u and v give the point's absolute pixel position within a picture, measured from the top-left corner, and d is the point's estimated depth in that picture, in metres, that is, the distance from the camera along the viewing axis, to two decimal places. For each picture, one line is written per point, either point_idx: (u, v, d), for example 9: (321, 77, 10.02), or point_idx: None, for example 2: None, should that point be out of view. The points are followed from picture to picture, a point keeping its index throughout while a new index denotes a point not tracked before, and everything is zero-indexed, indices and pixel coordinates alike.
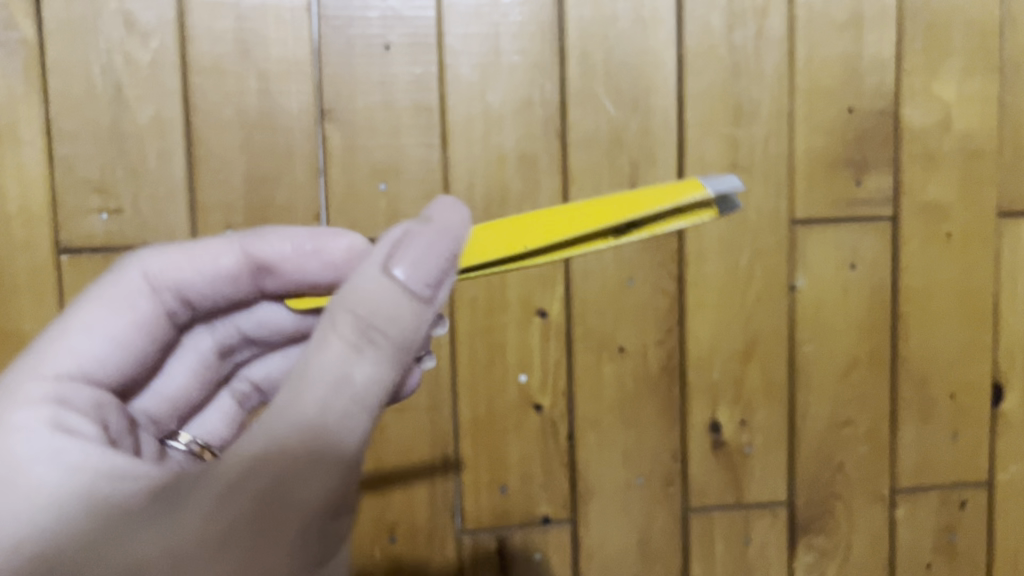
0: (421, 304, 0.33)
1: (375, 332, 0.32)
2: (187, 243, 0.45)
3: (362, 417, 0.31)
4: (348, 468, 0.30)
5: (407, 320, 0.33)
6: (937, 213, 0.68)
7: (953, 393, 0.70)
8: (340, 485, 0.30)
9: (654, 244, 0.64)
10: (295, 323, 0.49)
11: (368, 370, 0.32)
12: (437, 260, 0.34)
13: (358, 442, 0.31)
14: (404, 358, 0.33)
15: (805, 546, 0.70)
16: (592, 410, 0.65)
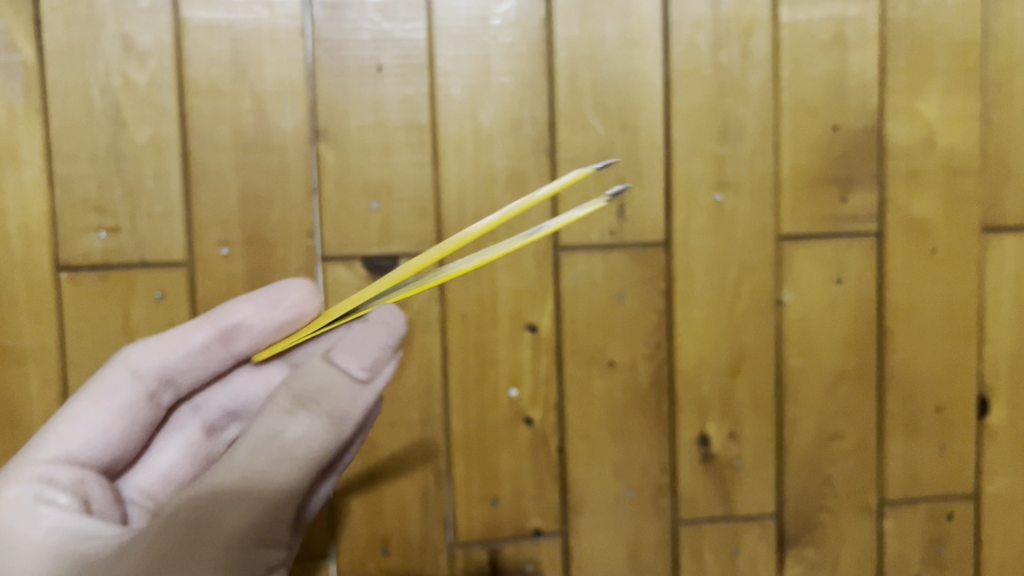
0: (357, 387, 0.43)
1: (313, 407, 0.42)
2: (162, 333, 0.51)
3: (293, 473, 0.41)
4: (275, 508, 0.40)
5: (343, 397, 0.43)
6: (922, 229, 0.69)
7: (939, 407, 0.71)
8: (271, 520, 0.40)
9: (642, 260, 0.66)
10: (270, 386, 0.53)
11: (297, 437, 0.41)
12: (372, 352, 0.44)
13: (285, 492, 0.40)
14: (337, 435, 0.42)
15: (794, 558, 0.70)
16: (582, 423, 0.66)
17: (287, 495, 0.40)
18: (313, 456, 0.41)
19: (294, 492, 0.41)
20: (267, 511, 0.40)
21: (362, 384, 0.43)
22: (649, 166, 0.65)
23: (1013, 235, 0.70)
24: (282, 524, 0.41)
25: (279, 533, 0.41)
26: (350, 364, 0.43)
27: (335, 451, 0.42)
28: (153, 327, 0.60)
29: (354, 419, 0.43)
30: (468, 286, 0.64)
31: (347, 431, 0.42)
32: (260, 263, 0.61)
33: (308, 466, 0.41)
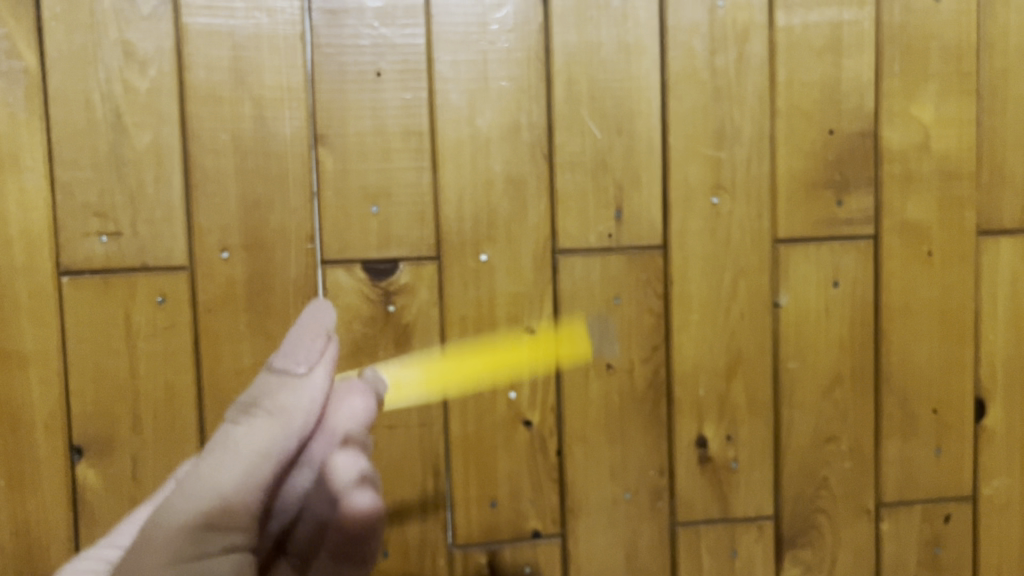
0: (294, 381, 0.45)
1: (255, 408, 0.44)
2: None
3: (239, 468, 0.41)
4: (223, 497, 0.41)
5: (285, 398, 0.45)
6: (917, 232, 0.70)
7: (936, 409, 0.71)
8: (221, 509, 0.40)
9: (639, 263, 0.66)
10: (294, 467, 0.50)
11: (245, 431, 0.43)
12: (308, 352, 0.47)
13: (234, 483, 0.41)
14: (281, 428, 0.43)
15: (791, 560, 0.71)
16: (580, 425, 0.67)
17: (236, 484, 0.41)
18: (264, 448, 0.43)
19: (247, 479, 0.42)
20: (213, 500, 0.40)
21: (298, 377, 0.46)
22: (645, 170, 0.66)
23: (1008, 238, 0.71)
24: (238, 513, 0.41)
25: (235, 518, 0.41)
26: (286, 369, 0.46)
27: (285, 441, 0.43)
28: (154, 331, 0.61)
29: (298, 416, 0.44)
30: (466, 289, 0.64)
31: (296, 425, 0.44)
32: (261, 268, 0.61)
33: (258, 456, 0.42)
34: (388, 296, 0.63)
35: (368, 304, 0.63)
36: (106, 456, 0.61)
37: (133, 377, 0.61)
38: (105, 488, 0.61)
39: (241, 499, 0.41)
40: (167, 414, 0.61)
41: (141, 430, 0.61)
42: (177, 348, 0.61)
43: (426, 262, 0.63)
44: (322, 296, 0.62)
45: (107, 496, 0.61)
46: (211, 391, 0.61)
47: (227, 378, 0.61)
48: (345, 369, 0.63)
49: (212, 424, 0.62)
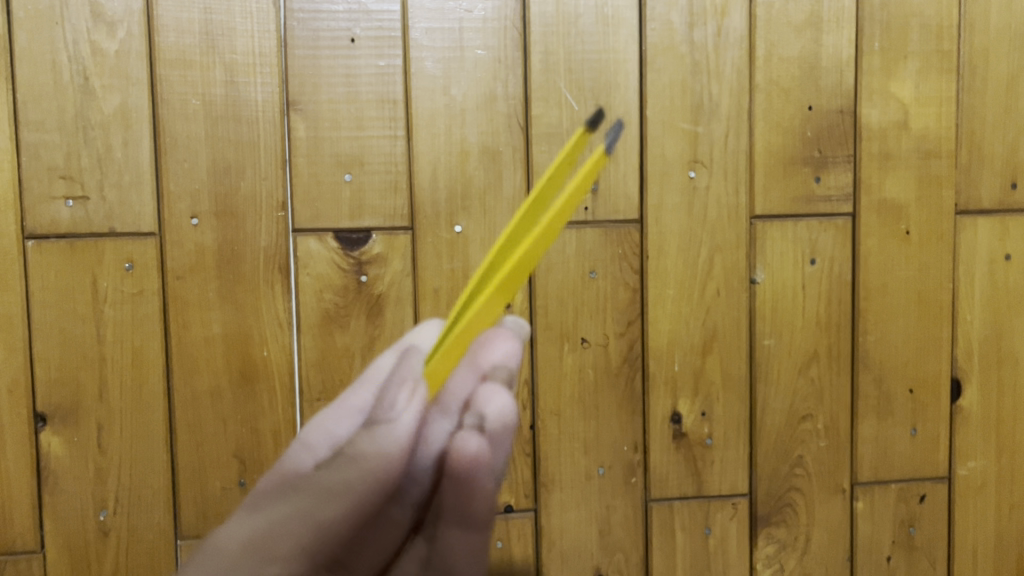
0: (381, 425, 0.35)
1: (339, 454, 0.35)
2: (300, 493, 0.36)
3: (306, 497, 0.35)
4: (272, 522, 0.36)
5: (365, 439, 0.35)
6: (894, 211, 0.69)
7: (911, 388, 0.71)
8: (266, 533, 0.36)
9: (615, 237, 0.66)
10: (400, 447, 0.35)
11: (318, 475, 0.36)
12: (404, 388, 0.35)
13: (287, 511, 0.35)
14: (359, 473, 0.34)
15: (765, 537, 0.70)
16: (554, 400, 0.66)
17: (289, 512, 0.35)
18: (340, 484, 0.35)
19: (303, 514, 0.35)
20: (262, 525, 0.36)
21: (389, 420, 0.35)
22: (622, 144, 0.65)
23: (986, 218, 0.71)
24: (280, 536, 0.35)
25: (275, 546, 0.35)
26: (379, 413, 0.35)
27: (360, 477, 0.34)
28: (121, 298, 0.60)
29: (374, 451, 0.34)
30: (440, 260, 0.63)
31: (384, 450, 0.34)
32: (231, 235, 0.61)
33: (325, 490, 0.35)
34: (361, 265, 0.62)
35: (340, 274, 0.62)
36: (72, 423, 0.60)
37: (99, 344, 0.60)
38: (71, 456, 0.60)
39: (288, 527, 0.35)
40: (134, 381, 0.60)
41: (108, 398, 0.60)
42: (145, 315, 0.60)
43: (399, 233, 0.62)
44: (292, 265, 0.62)
45: (73, 465, 0.60)
46: (179, 359, 0.61)
47: (197, 347, 0.61)
48: (316, 340, 0.62)
49: (180, 393, 0.61)
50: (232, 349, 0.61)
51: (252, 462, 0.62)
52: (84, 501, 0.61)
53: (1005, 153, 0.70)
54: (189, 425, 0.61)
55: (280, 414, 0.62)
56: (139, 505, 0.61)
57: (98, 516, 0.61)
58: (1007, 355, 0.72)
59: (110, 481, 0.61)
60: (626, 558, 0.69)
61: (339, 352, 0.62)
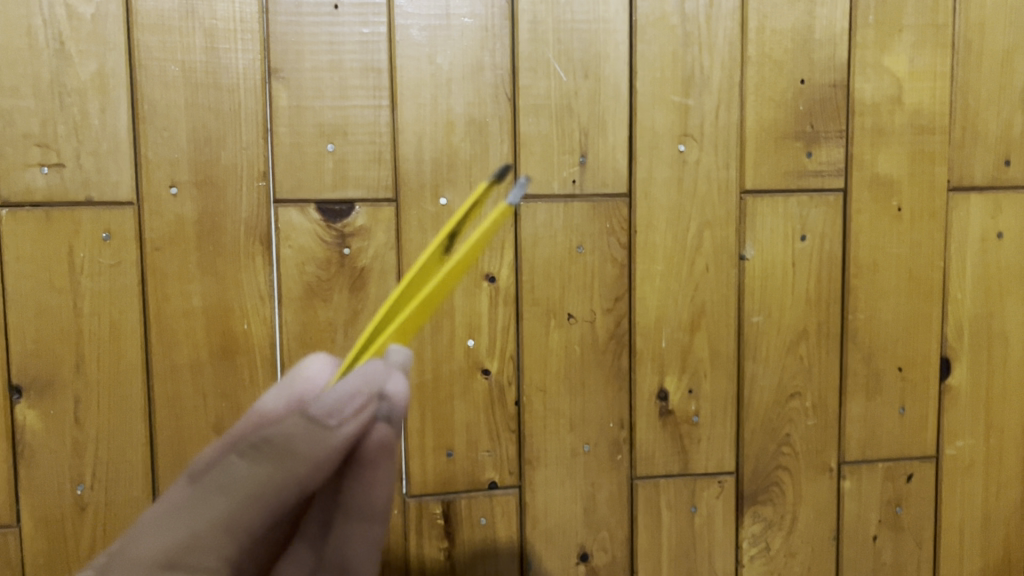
0: (319, 430, 0.39)
1: (267, 449, 0.40)
2: (226, 505, 0.40)
3: (234, 500, 0.40)
4: (194, 532, 0.39)
5: (302, 434, 0.39)
6: (886, 187, 0.68)
7: (900, 367, 0.71)
8: (187, 543, 0.39)
9: (603, 211, 0.65)
10: (327, 453, 0.39)
11: (246, 470, 0.40)
12: (355, 398, 0.39)
13: (217, 515, 0.40)
14: (285, 477, 0.39)
15: (751, 515, 0.70)
16: (540, 375, 0.65)
17: (209, 522, 0.40)
18: (262, 492, 0.40)
19: (232, 518, 0.40)
20: (182, 536, 0.39)
21: (329, 428, 0.39)
22: (612, 116, 0.64)
23: (979, 195, 0.70)
24: (212, 539, 0.39)
25: (207, 549, 0.39)
26: (319, 416, 0.39)
27: (292, 481, 0.39)
28: (98, 268, 0.59)
29: (309, 454, 0.39)
30: (425, 233, 0.62)
31: (318, 457, 0.39)
32: (211, 206, 0.59)
33: (254, 496, 0.40)
34: (343, 238, 0.61)
35: (323, 246, 0.61)
36: (48, 396, 0.59)
37: (76, 316, 0.59)
38: (47, 429, 0.59)
39: (209, 539, 0.39)
40: (112, 353, 0.59)
41: (86, 370, 0.59)
42: (123, 286, 0.59)
43: (383, 205, 0.61)
44: (274, 237, 0.60)
45: (48, 438, 0.60)
46: (158, 332, 0.60)
47: (176, 319, 0.60)
48: (298, 313, 0.61)
49: (159, 366, 0.60)
50: (213, 322, 0.60)
51: None
52: (59, 475, 0.60)
53: (1000, 130, 0.70)
54: (168, 398, 0.60)
55: (261, 388, 0.61)
56: (117, 480, 0.60)
57: (75, 490, 0.60)
58: (998, 334, 0.72)
59: (87, 455, 0.60)
60: (611, 536, 0.68)
61: (322, 326, 0.62)
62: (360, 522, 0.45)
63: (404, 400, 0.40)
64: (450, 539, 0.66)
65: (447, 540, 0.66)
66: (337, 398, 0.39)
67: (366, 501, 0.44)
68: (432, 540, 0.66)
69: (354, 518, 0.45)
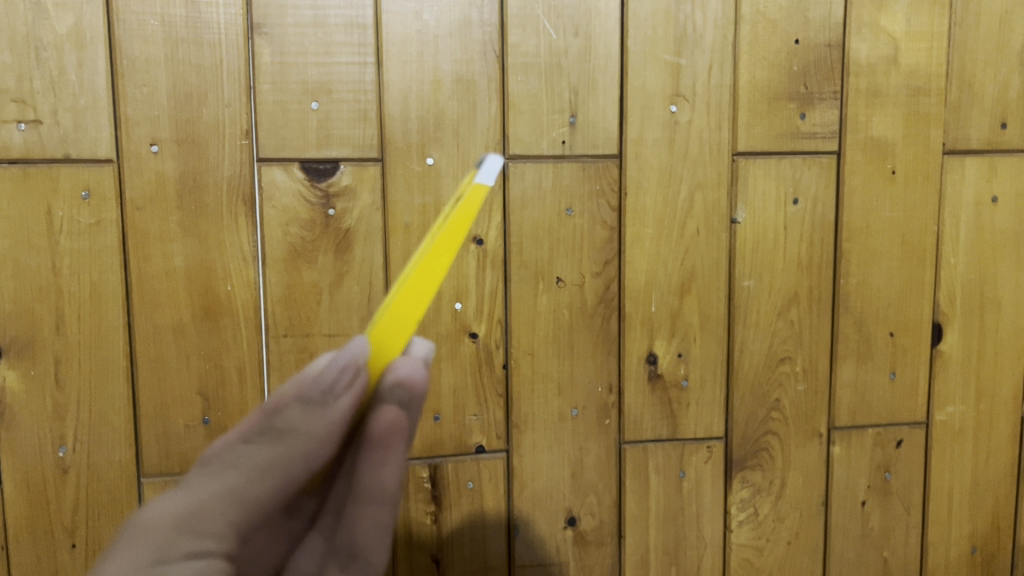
0: (317, 409, 0.37)
1: (269, 428, 0.38)
2: (238, 481, 0.37)
3: (238, 477, 0.37)
4: (204, 501, 0.37)
5: (302, 414, 0.37)
6: (880, 150, 0.67)
7: (892, 332, 0.70)
8: (198, 511, 0.37)
9: (593, 173, 0.64)
10: (328, 430, 0.37)
11: (251, 448, 0.38)
12: (341, 369, 0.37)
13: (218, 493, 0.37)
14: (294, 452, 0.37)
15: (740, 481, 0.70)
16: (527, 339, 0.65)
17: (221, 492, 0.37)
18: (274, 468, 0.37)
19: (236, 497, 0.37)
20: (193, 503, 0.37)
21: (326, 403, 0.37)
22: (602, 76, 0.63)
23: (974, 158, 0.69)
24: (212, 520, 0.36)
25: (208, 527, 0.36)
26: (315, 395, 0.37)
27: (298, 456, 0.37)
28: (78, 227, 0.58)
29: (312, 430, 0.37)
30: (411, 193, 0.61)
31: (320, 434, 0.37)
32: (192, 164, 0.58)
33: (258, 472, 0.37)
34: (328, 198, 0.60)
35: (307, 207, 0.60)
36: (28, 357, 0.58)
37: (55, 276, 0.58)
38: (27, 391, 0.59)
39: (221, 509, 0.37)
40: (93, 314, 0.59)
41: (66, 331, 0.59)
42: (104, 246, 0.58)
43: (368, 164, 0.60)
44: (256, 196, 0.59)
45: (29, 400, 0.59)
46: (139, 293, 0.59)
47: (158, 280, 0.59)
48: (282, 275, 0.60)
49: (141, 327, 0.59)
50: (196, 283, 0.59)
51: (216, 399, 0.61)
52: (41, 437, 0.59)
53: (996, 92, 0.68)
54: (151, 359, 0.60)
55: (245, 350, 0.61)
56: (99, 442, 0.60)
57: (57, 453, 0.60)
58: (990, 300, 0.71)
59: (69, 418, 0.59)
60: (599, 501, 0.68)
61: (306, 288, 0.61)
62: (371, 508, 0.41)
63: (418, 383, 0.39)
64: (437, 503, 0.66)
65: (434, 504, 0.66)
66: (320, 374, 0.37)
67: (376, 484, 0.40)
68: (419, 504, 0.66)
69: (363, 501, 0.41)
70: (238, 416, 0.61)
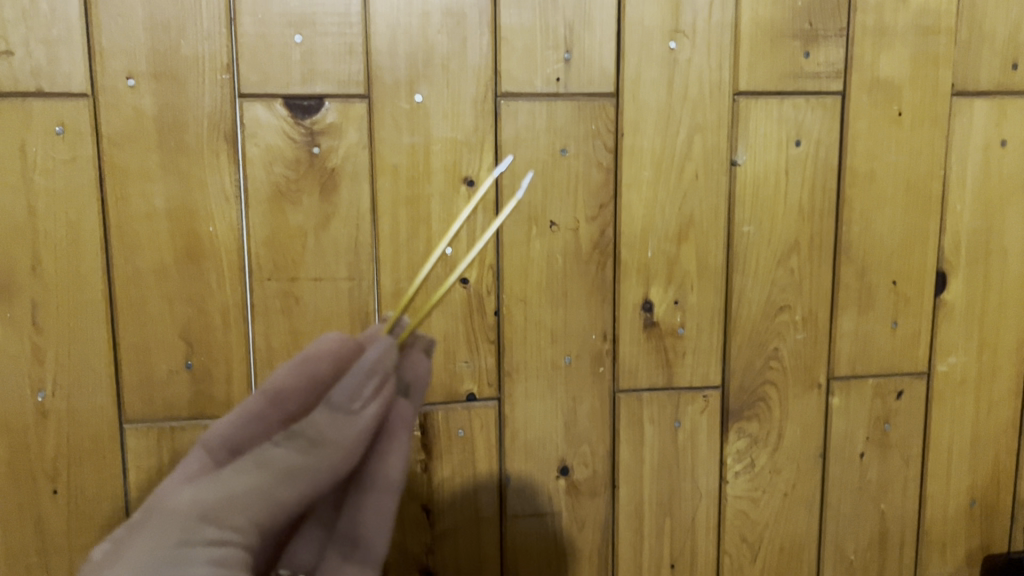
0: (346, 415, 0.42)
1: (298, 434, 0.42)
2: (263, 484, 0.41)
3: (265, 476, 0.41)
4: (231, 494, 0.40)
5: (330, 421, 0.42)
6: (886, 91, 0.65)
7: (894, 281, 0.68)
8: (225, 503, 0.40)
9: (589, 112, 0.61)
10: (352, 439, 0.42)
11: (279, 451, 0.42)
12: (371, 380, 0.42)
13: (245, 490, 0.40)
14: (322, 459, 0.41)
15: (736, 432, 0.68)
16: (520, 285, 0.63)
17: (247, 488, 0.40)
18: (301, 473, 0.41)
19: (262, 494, 0.41)
20: (220, 495, 0.40)
21: (354, 412, 0.42)
22: (599, 10, 0.60)
23: (983, 101, 0.67)
24: (237, 512, 0.40)
25: (233, 518, 0.40)
26: (345, 402, 0.42)
27: (323, 463, 0.41)
28: (53, 164, 0.56)
29: (339, 438, 0.42)
30: (400, 133, 0.59)
31: (345, 442, 0.42)
32: (171, 100, 0.56)
33: (285, 474, 0.41)
34: (313, 136, 0.58)
35: (291, 145, 0.58)
36: (4, 298, 0.57)
37: (30, 215, 0.56)
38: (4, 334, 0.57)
39: (246, 503, 0.40)
40: (70, 255, 0.57)
41: (43, 273, 0.57)
42: (80, 185, 0.56)
43: (354, 101, 0.58)
44: (238, 134, 0.57)
45: (7, 342, 0.57)
46: (118, 234, 0.57)
47: (137, 219, 0.57)
48: (266, 216, 0.58)
49: (120, 269, 0.57)
50: (177, 224, 0.58)
51: (200, 344, 0.59)
52: (19, 382, 0.58)
53: (1008, 32, 0.66)
54: (132, 303, 0.58)
55: (229, 295, 0.59)
56: (79, 387, 0.58)
57: (36, 397, 0.58)
58: (996, 248, 0.69)
59: (47, 361, 0.58)
60: (593, 451, 0.67)
61: (291, 230, 0.59)
62: (377, 499, 0.46)
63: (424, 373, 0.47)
64: (426, 452, 0.65)
65: (424, 452, 0.65)
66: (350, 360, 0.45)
67: (383, 475, 0.46)
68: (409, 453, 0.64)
69: (372, 492, 0.46)
70: (222, 362, 0.60)
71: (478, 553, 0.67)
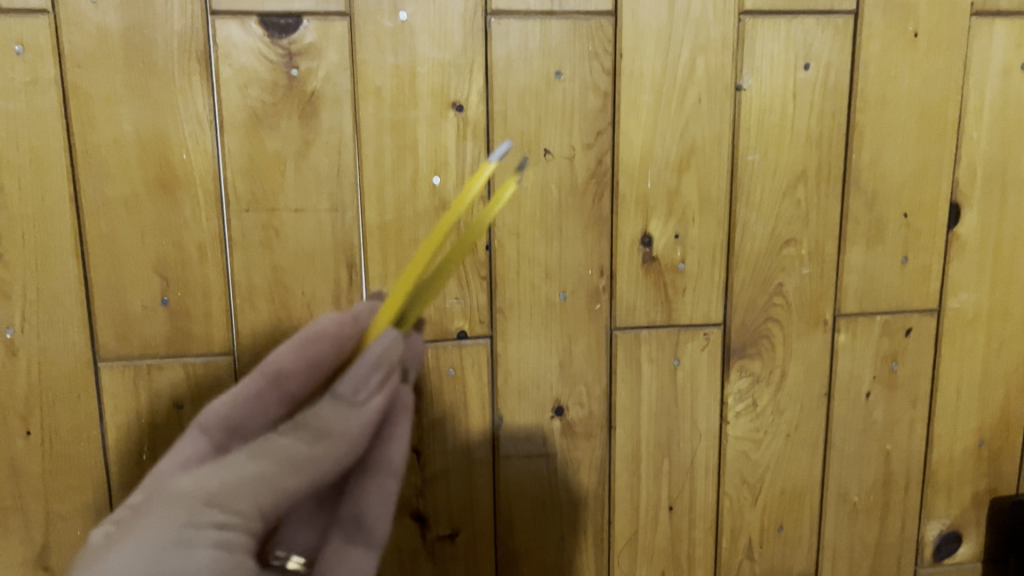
0: (349, 407, 0.42)
1: (303, 424, 0.41)
2: (268, 472, 0.40)
3: (269, 463, 0.40)
4: (239, 479, 0.39)
5: (333, 413, 0.41)
6: (901, 10, 0.61)
7: (906, 213, 0.65)
8: (230, 488, 0.39)
9: (584, 33, 0.58)
10: (355, 430, 0.41)
11: (283, 441, 0.41)
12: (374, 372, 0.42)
13: (250, 476, 0.39)
14: (326, 449, 0.41)
15: (738, 370, 0.66)
16: (513, 217, 0.60)
17: (253, 475, 0.40)
18: (305, 462, 0.40)
19: (268, 481, 0.40)
20: (227, 479, 0.39)
21: (358, 403, 0.42)
22: None
23: (1004, 21, 0.63)
24: (240, 497, 0.39)
25: (239, 503, 0.39)
26: (348, 393, 0.41)
27: (327, 453, 0.41)
28: (13, 87, 0.52)
29: (342, 428, 0.41)
30: (383, 54, 0.55)
31: (350, 433, 0.41)
32: (137, 17, 0.53)
33: (289, 462, 0.40)
34: (291, 57, 0.54)
35: (268, 67, 0.54)
36: None
37: None
38: None
39: (253, 490, 0.39)
40: (35, 184, 0.54)
41: (6, 202, 0.54)
42: (43, 109, 0.53)
43: (334, 19, 0.54)
44: (212, 53, 0.54)
45: None
46: (85, 162, 0.54)
47: (105, 146, 0.54)
48: (242, 143, 0.55)
49: (88, 199, 0.54)
50: (147, 151, 0.54)
51: (175, 279, 0.56)
52: None
53: None
54: (102, 235, 0.55)
55: (205, 227, 0.56)
56: (50, 323, 0.56)
57: (4, 334, 0.56)
58: (1013, 179, 0.66)
59: (14, 296, 0.55)
60: (588, 391, 0.64)
61: (268, 157, 0.56)
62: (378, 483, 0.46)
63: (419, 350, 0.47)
64: (415, 391, 0.62)
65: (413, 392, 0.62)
66: (348, 344, 0.46)
67: (385, 460, 0.46)
68: None
69: (372, 476, 0.45)
70: (199, 297, 0.57)
71: (470, 495, 0.65)
